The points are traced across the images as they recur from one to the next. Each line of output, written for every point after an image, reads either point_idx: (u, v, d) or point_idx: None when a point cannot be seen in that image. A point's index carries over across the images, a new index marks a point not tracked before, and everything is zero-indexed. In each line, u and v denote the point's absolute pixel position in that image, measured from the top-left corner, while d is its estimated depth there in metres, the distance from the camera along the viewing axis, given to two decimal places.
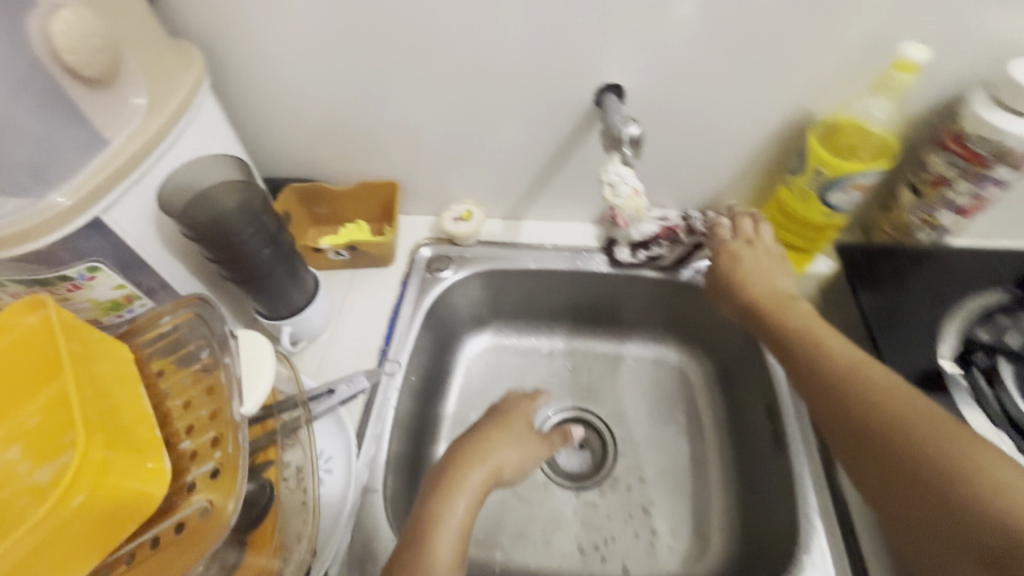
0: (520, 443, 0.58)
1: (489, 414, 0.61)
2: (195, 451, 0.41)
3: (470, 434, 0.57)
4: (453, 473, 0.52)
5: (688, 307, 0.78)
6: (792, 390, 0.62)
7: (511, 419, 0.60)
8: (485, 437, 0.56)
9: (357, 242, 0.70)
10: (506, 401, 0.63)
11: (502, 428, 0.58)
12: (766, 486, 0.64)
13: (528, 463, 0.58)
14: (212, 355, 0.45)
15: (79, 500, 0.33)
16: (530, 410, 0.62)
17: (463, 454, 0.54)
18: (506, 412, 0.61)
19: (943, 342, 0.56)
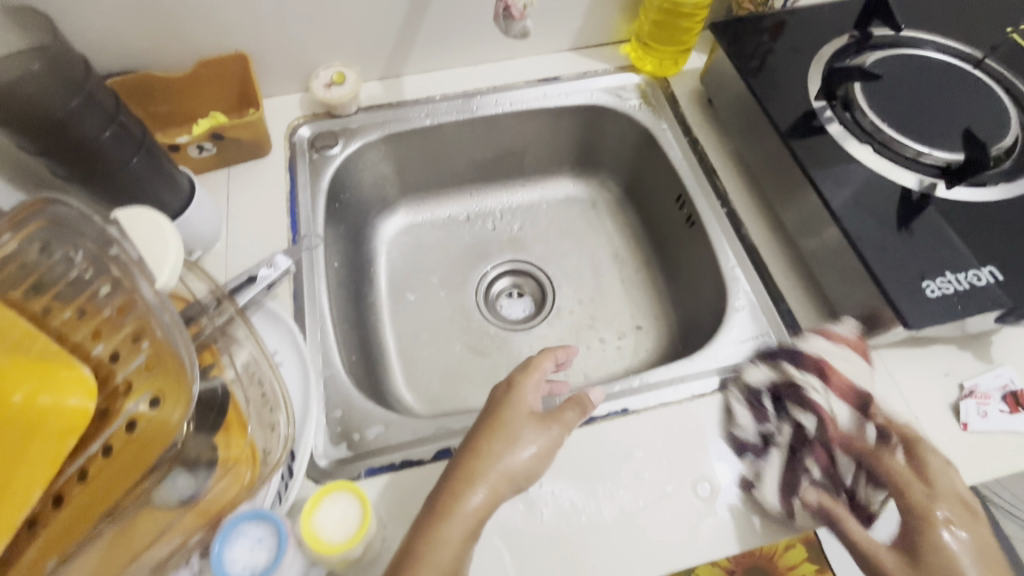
0: (523, 439, 0.44)
1: (485, 407, 0.47)
2: (114, 352, 0.34)
3: (465, 438, 0.44)
4: (447, 495, 0.41)
5: (587, 132, 0.79)
6: (693, 174, 0.68)
7: (509, 410, 0.45)
8: (479, 443, 0.43)
9: (221, 128, 0.60)
10: (500, 383, 0.48)
11: (498, 423, 0.45)
12: (688, 266, 0.71)
13: (537, 460, 0.44)
14: (92, 257, 0.37)
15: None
16: (529, 385, 0.47)
17: (457, 470, 0.42)
18: (502, 404, 0.46)
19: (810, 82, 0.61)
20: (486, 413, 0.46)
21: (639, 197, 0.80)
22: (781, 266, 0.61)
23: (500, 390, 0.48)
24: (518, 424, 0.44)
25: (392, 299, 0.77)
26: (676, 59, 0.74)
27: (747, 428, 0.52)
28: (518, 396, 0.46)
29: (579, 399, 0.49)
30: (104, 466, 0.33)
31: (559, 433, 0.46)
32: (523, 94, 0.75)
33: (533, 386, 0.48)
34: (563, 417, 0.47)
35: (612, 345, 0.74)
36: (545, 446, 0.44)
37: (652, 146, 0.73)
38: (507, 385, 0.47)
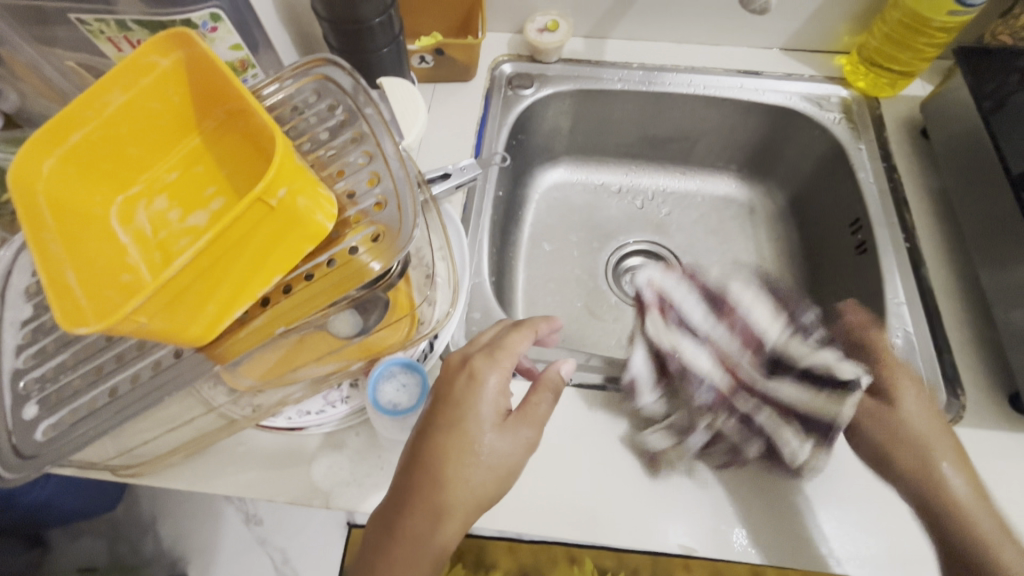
0: (480, 463, 0.42)
1: (430, 417, 0.44)
2: (352, 190, 0.41)
3: (411, 465, 0.43)
4: (416, 528, 0.41)
5: (770, 135, 0.77)
6: (882, 202, 0.63)
7: (466, 431, 0.43)
8: (437, 474, 0.42)
9: (445, 45, 0.66)
10: (454, 387, 0.45)
11: (451, 448, 0.42)
12: (842, 295, 0.67)
13: (505, 474, 0.43)
14: (348, 111, 0.45)
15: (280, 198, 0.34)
16: (478, 392, 0.44)
17: (415, 500, 0.42)
18: (455, 421, 0.43)
19: None
20: (430, 423, 0.44)
21: (804, 214, 0.77)
22: (955, 319, 0.56)
23: (445, 392, 0.45)
24: (475, 444, 0.43)
25: (531, 243, 0.81)
26: (896, 81, 0.69)
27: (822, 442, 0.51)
28: (473, 412, 0.43)
29: (549, 380, 0.47)
30: (325, 274, 0.39)
31: (527, 435, 0.44)
32: (719, 80, 0.74)
33: (492, 391, 0.45)
34: (533, 413, 0.45)
35: None
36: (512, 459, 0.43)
37: (841, 164, 0.69)
38: (462, 394, 0.44)
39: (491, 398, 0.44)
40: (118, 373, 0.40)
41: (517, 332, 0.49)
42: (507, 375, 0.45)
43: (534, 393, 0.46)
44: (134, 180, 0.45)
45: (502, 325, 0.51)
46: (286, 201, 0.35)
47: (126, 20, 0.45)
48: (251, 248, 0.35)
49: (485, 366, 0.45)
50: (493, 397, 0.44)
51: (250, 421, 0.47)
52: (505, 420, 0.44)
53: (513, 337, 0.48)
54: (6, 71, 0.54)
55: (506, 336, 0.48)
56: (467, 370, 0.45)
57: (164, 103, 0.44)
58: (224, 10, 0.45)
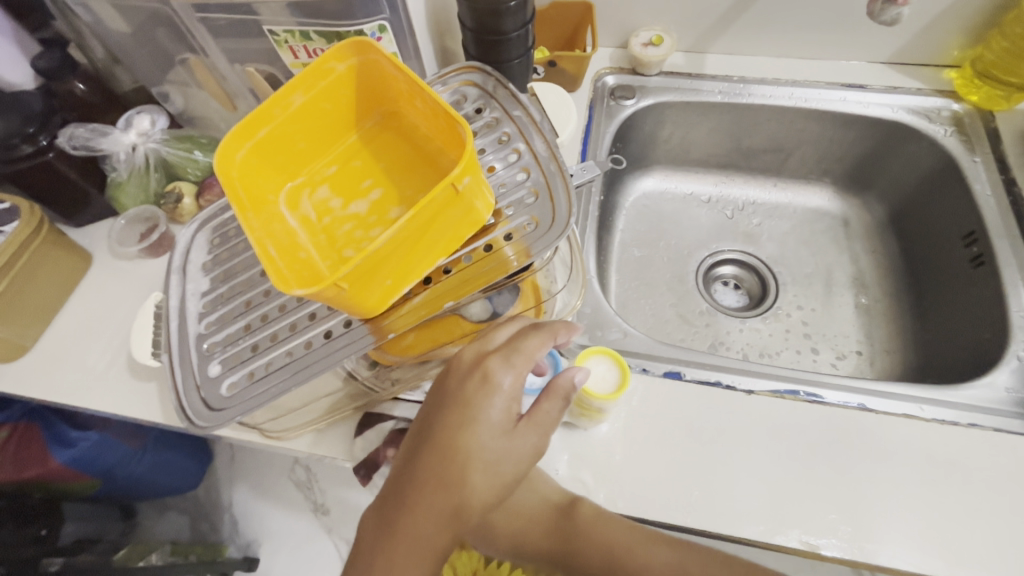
0: (481, 464, 0.40)
1: (439, 414, 0.42)
2: (503, 184, 0.45)
3: (415, 462, 0.41)
4: (408, 529, 0.39)
5: (873, 147, 0.76)
6: (1002, 215, 0.62)
7: (473, 433, 0.40)
8: (440, 474, 0.40)
9: (557, 57, 0.70)
10: (465, 385, 0.42)
11: (455, 449, 0.40)
12: (953, 307, 0.66)
13: (500, 483, 0.40)
14: (497, 116, 0.49)
15: (463, 185, 0.38)
16: (483, 394, 0.41)
17: (418, 497, 0.39)
18: (462, 423, 0.41)
19: None
20: (436, 418, 0.42)
21: (907, 228, 0.76)
22: None
23: (455, 389, 0.42)
24: (477, 442, 0.40)
25: (621, 248, 0.84)
26: (1011, 95, 0.68)
27: (946, 450, 0.50)
28: (481, 416, 0.41)
29: (561, 387, 0.42)
30: (481, 258, 0.43)
31: (535, 444, 0.41)
32: (820, 93, 0.75)
33: (504, 393, 0.41)
34: (540, 421, 0.42)
35: (825, 360, 0.72)
36: (517, 468, 0.40)
37: (953, 177, 0.68)
38: (472, 394, 0.41)
39: (500, 400, 0.41)
40: (292, 339, 0.44)
41: (536, 334, 0.43)
42: (520, 378, 0.41)
43: (546, 399, 0.42)
44: (301, 171, 0.51)
45: (524, 324, 0.45)
46: (467, 187, 0.38)
47: (310, 31, 0.50)
48: (433, 229, 0.39)
49: (498, 369, 0.41)
50: (503, 402, 0.41)
51: (388, 393, 0.51)
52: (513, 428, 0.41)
53: (533, 340, 0.43)
54: (186, 75, 0.62)
55: (526, 337, 0.43)
56: (480, 371, 0.42)
57: (336, 104, 0.49)
58: (390, 22, 0.51)
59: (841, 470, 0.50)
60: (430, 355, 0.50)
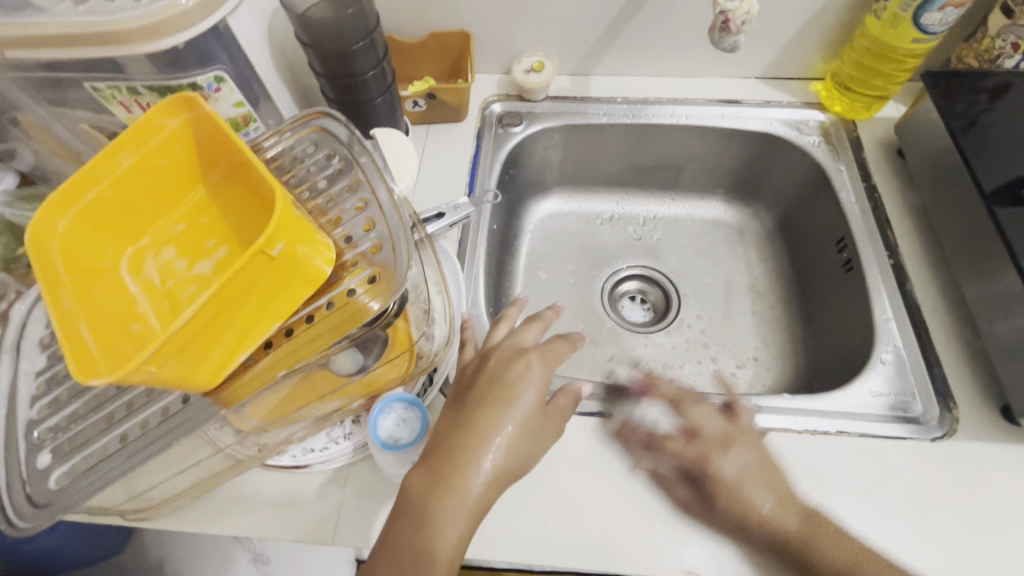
0: (518, 446, 0.43)
1: (485, 390, 0.46)
2: (348, 236, 0.43)
3: (459, 427, 0.43)
4: (453, 486, 0.40)
5: (755, 158, 0.79)
6: (864, 220, 0.65)
7: (513, 405, 0.45)
8: (485, 437, 0.43)
9: (435, 89, 0.70)
10: (509, 371, 0.47)
11: (498, 417, 0.44)
12: (833, 309, 0.68)
13: (534, 455, 0.45)
14: (344, 161, 0.47)
15: (279, 249, 0.36)
16: (529, 374, 0.47)
17: (466, 458, 0.42)
18: (506, 396, 0.45)
19: None
20: (479, 400, 0.45)
21: (792, 234, 0.79)
22: (944, 333, 0.56)
23: (498, 372, 0.47)
24: (515, 425, 0.44)
25: (527, 271, 0.83)
26: (869, 104, 0.71)
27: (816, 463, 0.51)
28: (523, 391, 0.46)
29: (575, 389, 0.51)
30: (325, 317, 0.41)
31: (555, 425, 0.48)
32: (700, 110, 0.77)
33: (543, 377, 0.47)
34: (558, 409, 0.49)
35: (724, 369, 0.73)
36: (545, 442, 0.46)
37: (823, 185, 0.71)
38: (516, 375, 0.47)
39: (541, 386, 0.47)
40: (128, 420, 0.41)
41: (562, 341, 0.51)
42: (551, 374, 0.48)
43: (560, 394, 0.49)
44: (143, 233, 0.47)
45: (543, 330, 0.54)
46: (284, 252, 0.37)
47: (137, 85, 0.47)
48: (254, 292, 0.37)
49: (541, 359, 0.48)
50: (542, 385, 0.47)
51: (256, 460, 0.48)
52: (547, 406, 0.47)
53: (561, 343, 0.50)
54: (24, 131, 0.57)
55: (555, 342, 0.51)
56: (522, 359, 0.48)
57: (175, 160, 0.46)
58: (228, 72, 0.48)
59: (720, 493, 0.50)
60: (296, 418, 0.48)
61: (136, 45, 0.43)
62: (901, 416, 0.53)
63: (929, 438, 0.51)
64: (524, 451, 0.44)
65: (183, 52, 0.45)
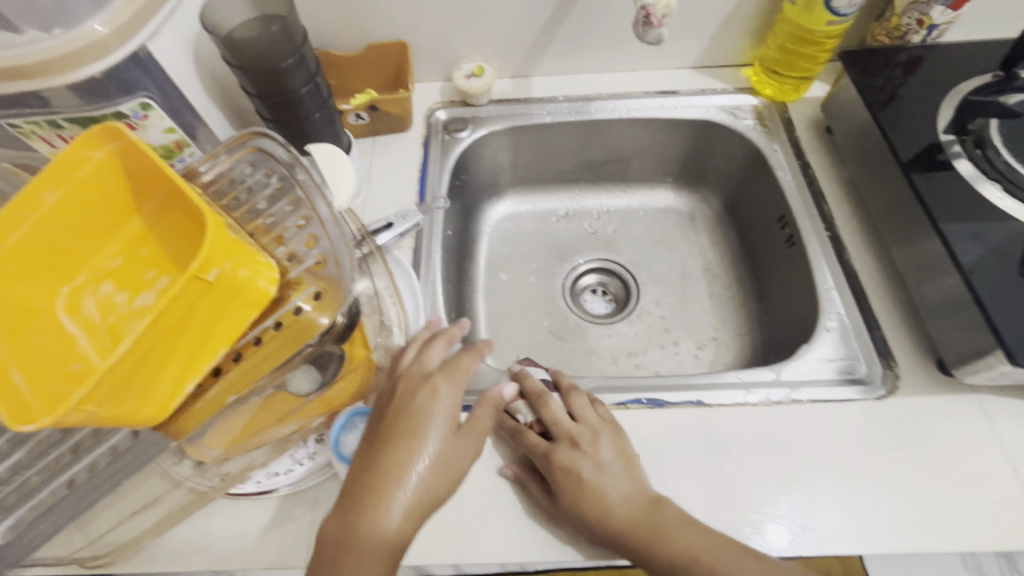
0: (433, 475, 0.44)
1: (391, 425, 0.46)
2: (291, 254, 0.43)
3: (368, 469, 0.44)
4: (367, 529, 0.41)
5: (699, 146, 0.81)
6: (801, 196, 0.68)
7: (422, 436, 0.45)
8: (395, 474, 0.43)
9: (377, 101, 0.69)
10: (414, 400, 0.48)
11: (408, 452, 0.44)
12: (782, 284, 0.71)
13: (454, 478, 0.46)
14: (283, 179, 0.47)
15: (213, 274, 0.36)
16: (435, 401, 0.47)
17: (377, 500, 0.42)
18: (414, 428, 0.46)
19: (939, 116, 0.59)
20: (387, 434, 0.46)
21: (739, 216, 0.81)
22: (882, 298, 0.59)
23: (404, 403, 0.48)
24: (427, 454, 0.45)
25: (488, 274, 0.84)
26: (797, 85, 0.75)
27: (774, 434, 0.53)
28: (430, 420, 0.46)
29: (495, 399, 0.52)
30: (273, 338, 0.41)
31: (474, 442, 0.48)
32: (640, 103, 0.79)
33: (449, 401, 0.48)
34: (478, 424, 0.49)
35: (685, 352, 0.75)
36: (464, 463, 0.46)
37: (762, 166, 0.74)
38: (422, 404, 0.47)
39: (449, 409, 0.48)
40: (76, 464, 0.41)
41: (468, 353, 0.52)
42: (460, 392, 0.49)
43: (480, 408, 0.50)
44: (79, 270, 0.46)
45: (449, 342, 0.54)
46: (222, 278, 0.36)
47: (58, 118, 0.45)
48: (193, 320, 0.36)
49: (445, 380, 0.49)
50: (450, 408, 0.48)
51: (219, 491, 0.47)
52: (462, 427, 0.48)
53: (467, 357, 0.52)
54: None
55: (460, 356, 0.52)
56: (428, 385, 0.48)
57: (103, 192, 0.45)
58: (155, 98, 0.47)
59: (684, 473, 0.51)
60: (255, 442, 0.47)
61: (57, 76, 0.41)
62: (849, 380, 0.55)
63: (875, 398, 0.54)
64: (440, 478, 0.45)
65: (104, 82, 0.43)
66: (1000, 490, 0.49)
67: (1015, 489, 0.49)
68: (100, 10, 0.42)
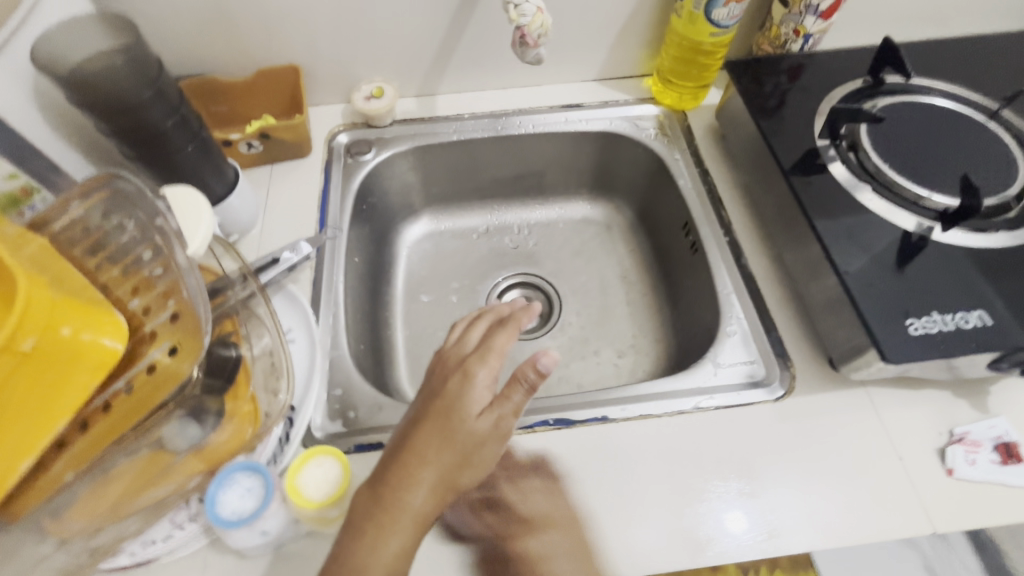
0: (461, 456, 0.44)
1: (424, 406, 0.46)
2: (148, 306, 0.40)
3: (397, 448, 0.44)
4: (393, 503, 0.42)
5: (609, 157, 0.82)
6: (701, 204, 0.69)
7: (454, 414, 0.45)
8: (420, 454, 0.43)
9: (267, 128, 0.66)
10: (447, 383, 0.47)
11: (438, 431, 0.44)
12: (691, 290, 0.72)
13: (486, 458, 0.45)
14: (141, 225, 0.44)
15: (30, 343, 0.32)
16: (470, 381, 0.46)
17: (403, 477, 0.42)
18: (447, 407, 0.45)
19: (815, 122, 0.62)
20: (422, 414, 0.46)
21: (651, 224, 0.83)
22: (777, 299, 0.61)
23: (439, 386, 0.47)
24: (456, 433, 0.44)
25: (407, 297, 0.82)
26: (694, 94, 0.77)
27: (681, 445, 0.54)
28: (461, 401, 0.45)
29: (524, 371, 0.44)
30: (126, 402, 0.37)
31: (508, 425, 0.45)
32: (546, 117, 0.79)
33: (483, 381, 0.47)
34: (511, 405, 0.45)
35: (606, 362, 0.76)
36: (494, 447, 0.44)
37: (665, 174, 0.75)
38: (454, 386, 0.46)
39: (482, 391, 0.46)
40: None
41: (507, 334, 0.50)
42: (496, 374, 0.47)
43: (512, 389, 0.45)
44: None
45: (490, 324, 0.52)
46: (46, 345, 0.33)
47: None
48: (16, 392, 0.33)
49: (478, 364, 0.47)
50: (485, 389, 0.46)
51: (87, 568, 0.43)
52: (496, 405, 0.46)
53: (503, 337, 0.49)
54: None
55: (497, 337, 0.50)
56: (460, 371, 0.47)
57: None
58: None
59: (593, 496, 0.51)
60: (129, 510, 0.43)
61: None
62: (750, 383, 0.57)
63: (773, 399, 0.55)
64: (471, 458, 0.44)
65: None
66: (888, 481, 0.51)
67: (902, 479, 0.51)
68: None
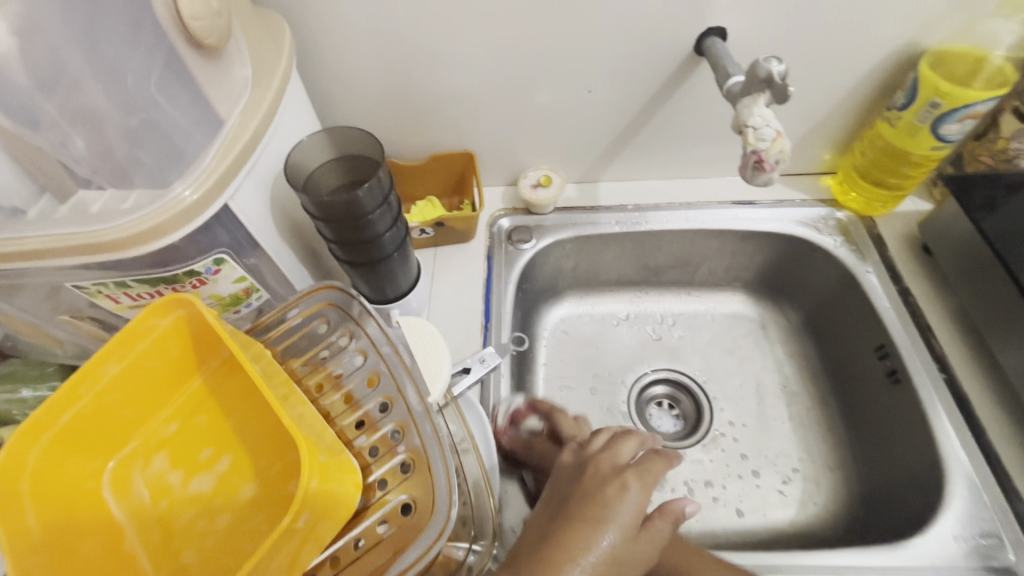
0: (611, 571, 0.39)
1: (577, 507, 0.42)
2: (373, 448, 0.39)
3: (543, 541, 0.40)
4: None
5: (777, 258, 0.76)
6: (905, 331, 0.63)
7: (608, 523, 0.41)
8: (574, 550, 0.38)
9: (444, 219, 0.66)
10: (601, 489, 0.44)
11: (590, 536, 0.40)
12: (881, 423, 0.65)
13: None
14: (365, 348, 0.42)
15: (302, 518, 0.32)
16: (619, 492, 0.43)
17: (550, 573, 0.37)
18: (598, 517, 0.41)
19: None
20: (571, 514, 0.42)
21: (820, 333, 0.76)
22: (1014, 459, 0.54)
23: (589, 488, 0.44)
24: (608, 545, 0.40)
25: None
26: (887, 201, 0.70)
27: None
28: (615, 515, 0.41)
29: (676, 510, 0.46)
30: (354, 560, 0.35)
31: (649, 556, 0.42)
32: (714, 214, 0.74)
33: (641, 498, 0.43)
34: (657, 537, 0.43)
35: (769, 488, 0.68)
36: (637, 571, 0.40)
37: (852, 288, 0.69)
38: (610, 495, 0.43)
39: (637, 511, 0.42)
40: None
41: (658, 459, 0.47)
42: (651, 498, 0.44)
43: (660, 516, 0.44)
44: (129, 438, 0.40)
45: (638, 444, 0.51)
46: (314, 516, 0.32)
47: (127, 279, 0.41)
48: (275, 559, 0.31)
49: (638, 481, 0.44)
50: (637, 509, 0.42)
51: None
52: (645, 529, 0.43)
53: (658, 462, 0.46)
54: None
55: (648, 459, 0.47)
56: (618, 480, 0.44)
57: (158, 368, 0.40)
58: (229, 252, 0.43)
59: None
60: None
61: (133, 246, 0.37)
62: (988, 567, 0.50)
63: None
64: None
65: (182, 245, 0.40)
66: None
67: None
68: (188, 171, 0.39)
